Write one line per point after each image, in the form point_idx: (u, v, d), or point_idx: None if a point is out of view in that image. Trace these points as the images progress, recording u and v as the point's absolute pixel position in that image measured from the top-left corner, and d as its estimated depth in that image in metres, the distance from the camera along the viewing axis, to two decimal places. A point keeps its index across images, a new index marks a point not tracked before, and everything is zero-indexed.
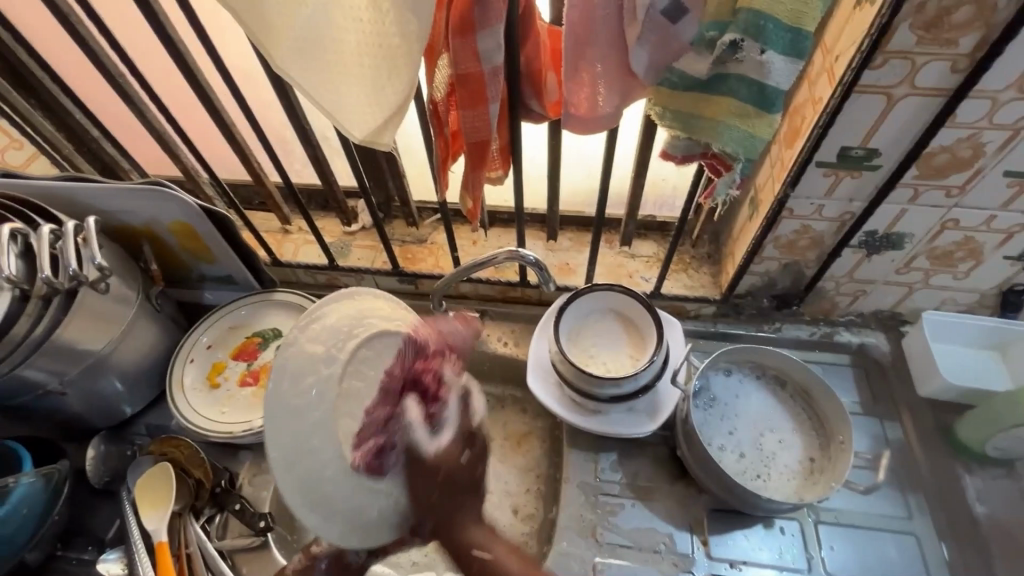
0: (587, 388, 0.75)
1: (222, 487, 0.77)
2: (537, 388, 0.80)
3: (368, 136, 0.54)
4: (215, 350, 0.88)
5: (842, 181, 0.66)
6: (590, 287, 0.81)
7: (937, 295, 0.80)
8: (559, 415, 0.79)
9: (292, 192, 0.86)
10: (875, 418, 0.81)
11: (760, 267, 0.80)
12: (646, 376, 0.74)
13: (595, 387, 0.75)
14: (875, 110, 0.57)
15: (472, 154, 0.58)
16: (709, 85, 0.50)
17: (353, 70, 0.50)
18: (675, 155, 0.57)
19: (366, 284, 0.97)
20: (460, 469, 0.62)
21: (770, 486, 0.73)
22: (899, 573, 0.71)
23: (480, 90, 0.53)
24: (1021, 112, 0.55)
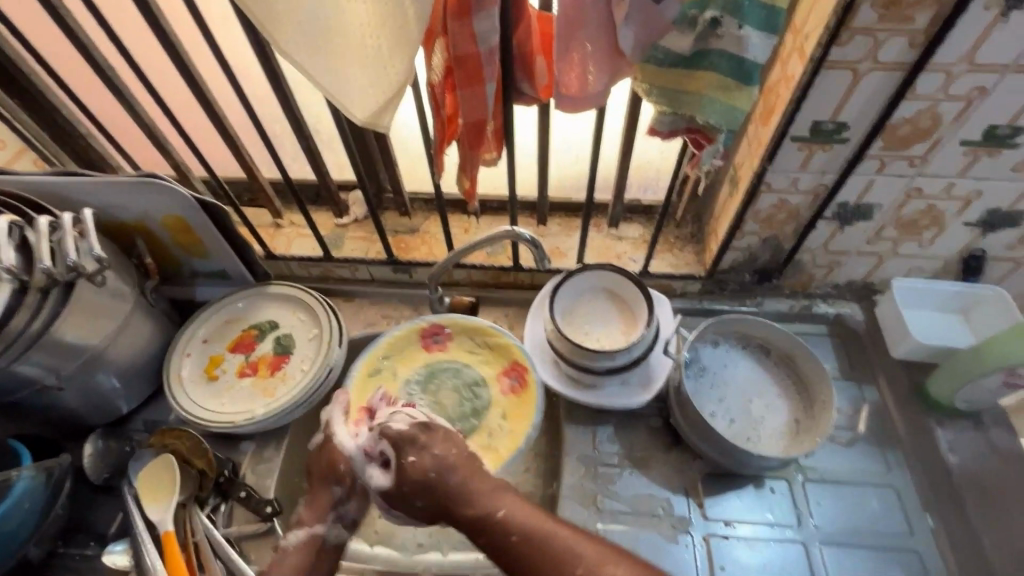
0: (583, 363, 0.78)
1: (226, 477, 0.78)
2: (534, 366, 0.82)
3: (371, 117, 0.56)
4: (210, 344, 0.89)
5: (815, 155, 0.70)
6: (581, 268, 0.84)
7: (905, 264, 0.86)
8: (556, 391, 0.82)
9: (287, 184, 0.88)
10: (854, 382, 0.86)
11: (742, 243, 0.84)
12: (639, 350, 0.77)
13: (591, 362, 0.77)
14: (843, 85, 0.62)
15: (468, 134, 0.61)
16: (691, 60, 0.54)
17: (355, 54, 0.52)
18: (660, 131, 0.60)
19: (360, 275, 0.99)
20: (426, 479, 0.63)
21: (759, 447, 0.76)
22: (881, 524, 0.75)
23: (477, 71, 0.55)
24: (972, 84, 0.60)
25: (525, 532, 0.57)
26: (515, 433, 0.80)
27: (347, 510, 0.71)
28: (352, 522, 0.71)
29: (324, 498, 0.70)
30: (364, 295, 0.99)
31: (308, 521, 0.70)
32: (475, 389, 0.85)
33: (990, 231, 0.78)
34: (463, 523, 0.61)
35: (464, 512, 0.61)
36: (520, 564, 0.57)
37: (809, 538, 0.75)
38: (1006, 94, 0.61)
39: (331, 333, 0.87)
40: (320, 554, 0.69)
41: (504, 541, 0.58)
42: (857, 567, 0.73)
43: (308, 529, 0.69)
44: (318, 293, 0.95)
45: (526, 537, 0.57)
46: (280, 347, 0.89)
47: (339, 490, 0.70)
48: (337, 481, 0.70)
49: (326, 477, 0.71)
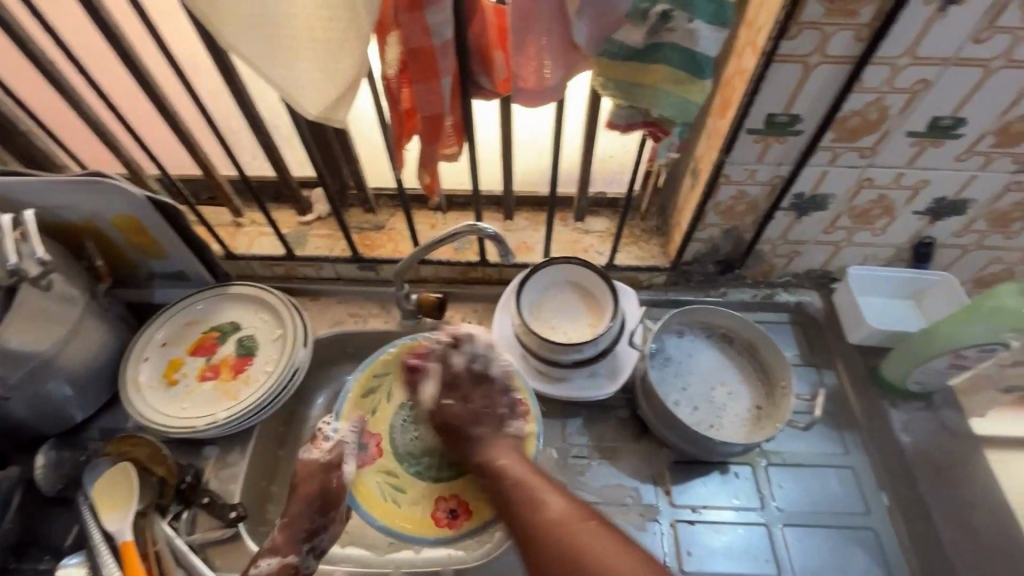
0: (551, 357, 0.78)
1: (188, 483, 0.76)
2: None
3: (324, 112, 0.55)
4: (170, 347, 0.86)
5: (771, 147, 0.72)
6: (547, 262, 0.84)
7: (860, 252, 0.88)
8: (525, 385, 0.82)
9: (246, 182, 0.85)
10: (813, 367, 0.89)
11: (704, 234, 0.86)
12: (606, 341, 0.78)
13: (558, 355, 0.78)
14: (795, 77, 0.63)
15: (426, 128, 0.60)
16: (644, 54, 0.54)
17: (305, 49, 0.51)
18: (618, 124, 0.60)
19: (325, 274, 0.97)
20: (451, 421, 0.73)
21: (722, 434, 0.78)
22: (839, 503, 0.78)
23: (431, 64, 0.54)
24: (916, 77, 0.62)
25: (515, 477, 0.66)
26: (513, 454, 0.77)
27: (321, 540, 0.72)
28: (321, 551, 0.73)
29: (300, 525, 0.71)
30: (330, 294, 0.97)
31: (280, 549, 0.70)
32: None
33: (938, 219, 0.81)
34: (473, 466, 0.71)
35: (474, 458, 0.71)
36: (505, 507, 0.65)
37: (772, 519, 0.77)
38: (948, 85, 0.63)
39: (295, 333, 0.85)
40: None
41: (500, 484, 0.67)
42: (818, 546, 0.75)
43: (281, 558, 0.70)
44: (282, 293, 0.93)
45: (513, 484, 0.66)
46: (243, 348, 0.87)
47: (320, 520, 0.72)
48: (320, 510, 0.72)
49: (310, 502, 0.72)
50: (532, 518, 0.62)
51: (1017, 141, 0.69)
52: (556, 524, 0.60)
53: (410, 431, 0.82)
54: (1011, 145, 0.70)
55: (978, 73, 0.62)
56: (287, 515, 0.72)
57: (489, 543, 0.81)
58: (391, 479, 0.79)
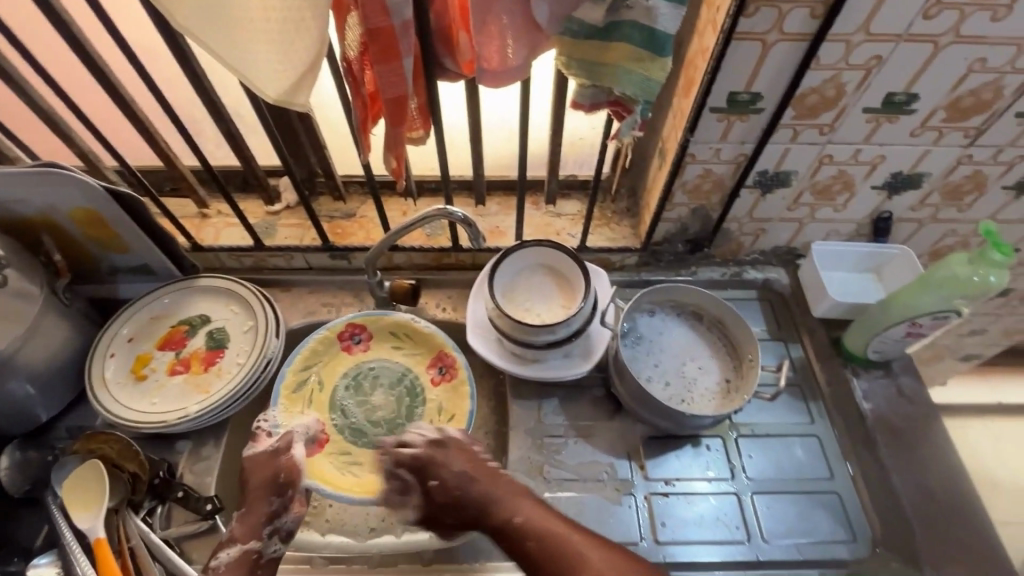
0: (524, 339, 0.79)
1: (161, 478, 0.75)
2: (476, 344, 0.83)
3: (283, 95, 0.54)
4: (137, 343, 0.84)
5: (734, 125, 0.73)
6: (520, 245, 0.85)
7: (823, 228, 0.91)
8: (500, 367, 0.83)
9: (209, 172, 0.83)
10: (780, 341, 0.91)
11: (673, 214, 0.87)
12: (579, 322, 0.78)
13: (532, 337, 0.78)
14: (754, 56, 0.64)
15: (390, 111, 0.59)
16: (605, 32, 0.54)
17: (260, 31, 0.50)
18: (583, 104, 0.61)
19: (296, 264, 0.96)
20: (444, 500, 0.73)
21: (693, 407, 0.80)
22: (805, 470, 0.81)
23: (392, 45, 0.54)
24: (870, 53, 0.64)
25: (541, 538, 0.66)
26: (457, 410, 0.86)
27: (284, 522, 0.72)
28: (287, 534, 0.72)
29: (258, 511, 0.71)
30: (302, 283, 0.96)
31: (241, 537, 0.70)
32: (406, 379, 0.91)
33: (895, 193, 0.84)
34: (488, 529, 0.70)
35: (486, 520, 0.70)
36: (536, 566, 0.66)
37: (742, 488, 0.79)
38: (900, 61, 0.65)
39: (267, 324, 0.85)
40: (254, 567, 0.69)
41: (524, 548, 0.67)
42: (785, 511, 0.78)
43: (242, 545, 0.70)
44: (252, 284, 0.91)
45: (542, 544, 0.66)
46: (213, 341, 0.86)
47: (278, 501, 0.72)
48: (277, 492, 0.73)
49: (265, 488, 0.73)
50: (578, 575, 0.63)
51: (968, 115, 0.71)
52: None
53: (350, 413, 0.89)
54: (962, 119, 0.72)
55: (929, 49, 0.64)
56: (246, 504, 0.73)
57: None
58: (344, 457, 0.85)
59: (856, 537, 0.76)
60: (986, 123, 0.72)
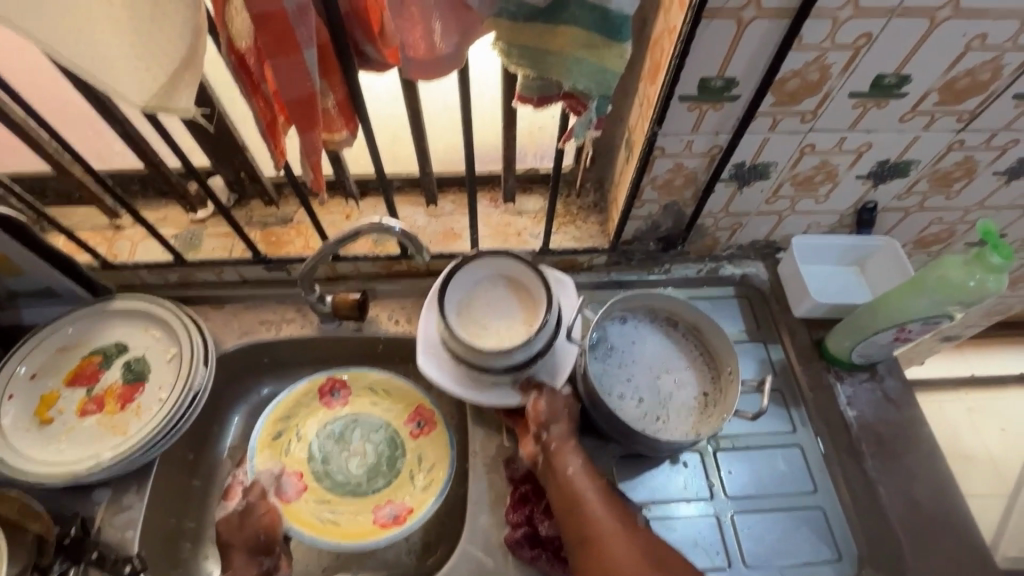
0: (482, 365, 0.70)
1: (72, 538, 0.68)
2: (428, 368, 0.74)
3: (154, 99, 0.44)
4: (40, 380, 0.74)
5: (707, 114, 0.64)
6: (475, 255, 0.75)
7: (804, 220, 0.84)
8: (455, 393, 0.74)
9: (97, 177, 0.71)
10: (760, 343, 0.85)
11: (643, 211, 0.79)
12: (541, 344, 0.70)
13: (488, 362, 0.70)
14: (727, 36, 0.56)
15: (297, 114, 0.49)
16: (549, 13, 0.45)
17: (102, 21, 0.39)
18: (531, 98, 0.52)
19: (228, 278, 0.86)
20: (541, 436, 0.69)
21: (669, 426, 0.74)
22: (788, 484, 0.76)
23: (287, 35, 0.43)
24: (859, 31, 0.56)
25: (598, 487, 0.65)
26: (438, 464, 0.80)
27: None
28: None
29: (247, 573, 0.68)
30: (235, 299, 0.85)
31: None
32: (384, 431, 0.83)
33: (881, 182, 0.77)
34: (547, 447, 0.68)
35: (555, 443, 0.68)
36: (573, 494, 0.64)
37: (721, 508, 0.74)
38: (891, 40, 0.57)
39: (192, 352, 0.75)
40: None
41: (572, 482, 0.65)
42: (768, 531, 0.73)
43: None
44: (175, 303, 0.81)
45: (593, 489, 0.65)
46: (131, 374, 0.76)
47: (267, 560, 0.69)
48: (264, 551, 0.70)
49: (250, 547, 0.69)
50: (603, 527, 0.61)
51: (962, 98, 0.64)
52: (617, 538, 0.60)
53: (330, 459, 0.81)
54: (956, 103, 0.65)
55: (925, 24, 0.55)
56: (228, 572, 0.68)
57: (432, 558, 0.79)
58: (324, 504, 0.78)
59: (841, 556, 0.72)
60: (981, 105, 0.65)
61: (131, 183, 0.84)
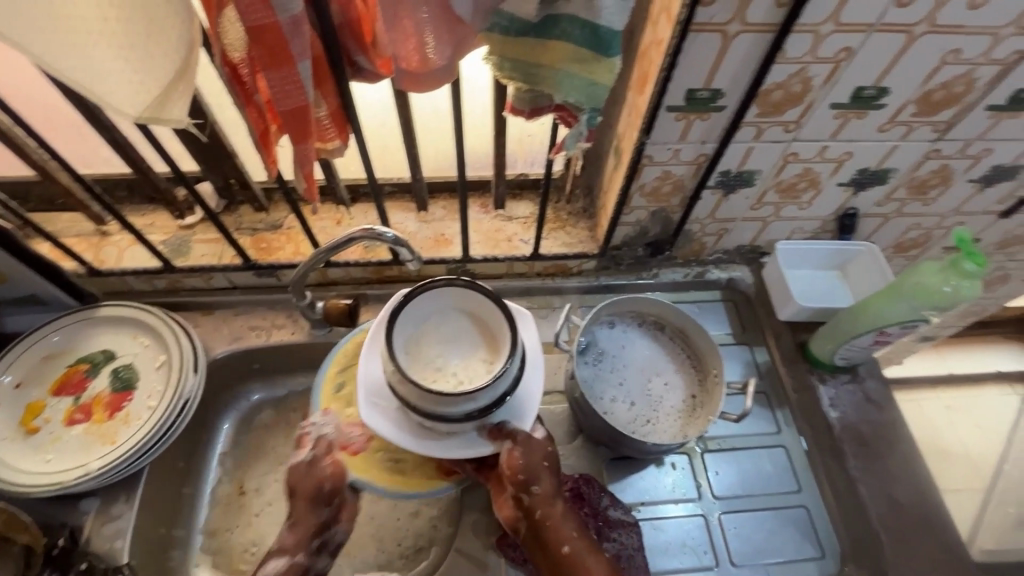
0: (439, 410, 0.61)
1: (61, 548, 0.67)
2: (371, 419, 0.65)
3: (147, 111, 0.44)
4: (26, 389, 0.73)
5: (693, 124, 0.66)
6: (424, 286, 0.66)
7: (788, 226, 0.86)
8: (409, 446, 0.65)
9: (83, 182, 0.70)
10: (745, 345, 0.87)
11: (632, 217, 0.81)
12: (506, 386, 0.62)
13: (446, 409, 0.61)
14: (713, 49, 0.57)
15: (290, 125, 0.49)
16: (541, 27, 0.46)
17: (95, 36, 0.39)
18: (522, 110, 0.52)
19: (217, 284, 0.85)
20: (525, 497, 0.66)
21: (658, 430, 0.75)
22: (774, 484, 0.78)
23: (282, 47, 0.44)
24: (839, 45, 0.57)
25: (593, 554, 0.63)
26: None
27: (334, 534, 0.66)
28: (337, 545, 0.67)
29: (307, 521, 0.65)
30: (225, 305, 0.85)
31: (290, 548, 0.63)
32: None
33: (862, 189, 0.79)
34: (535, 515, 0.65)
35: (542, 511, 0.65)
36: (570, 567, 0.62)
37: (709, 509, 0.76)
38: (870, 55, 0.59)
39: (182, 359, 0.74)
40: None
41: (568, 554, 0.63)
42: (754, 531, 0.75)
43: (291, 557, 0.62)
44: (165, 310, 0.80)
45: (589, 557, 0.63)
46: (119, 382, 0.75)
47: (328, 512, 0.66)
48: (326, 501, 0.66)
49: (311, 497, 0.66)
50: None
51: (938, 109, 0.66)
52: None
53: None
54: (932, 113, 0.67)
55: (903, 39, 0.57)
56: (291, 516, 0.66)
57: (424, 562, 0.79)
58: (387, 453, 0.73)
59: (825, 553, 0.74)
60: (956, 116, 0.68)
61: (116, 188, 0.82)
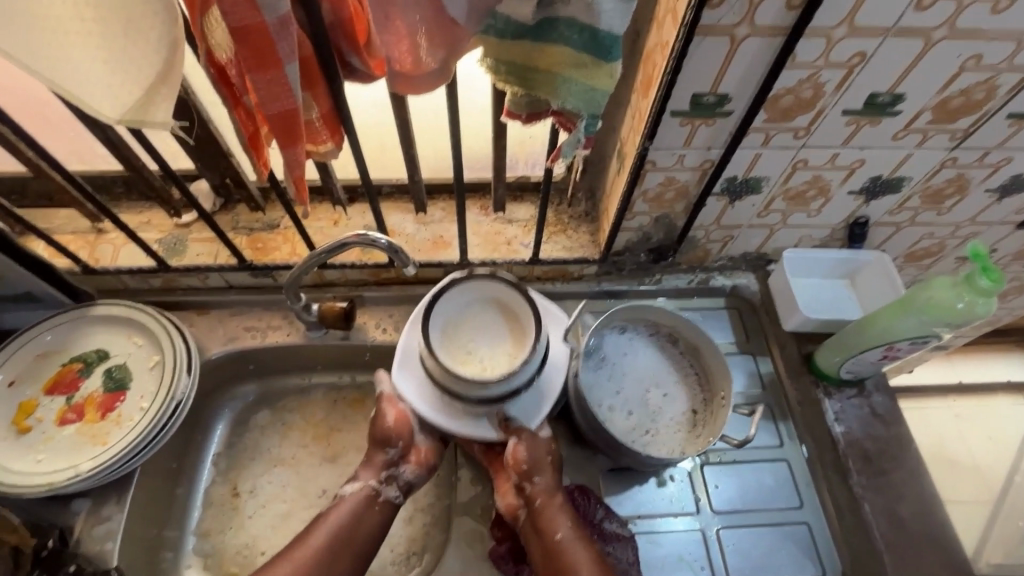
0: (455, 388, 0.65)
1: (50, 549, 0.67)
2: (399, 380, 0.71)
3: (131, 114, 0.42)
4: (19, 387, 0.73)
5: (699, 130, 0.64)
6: (469, 276, 0.69)
7: (796, 233, 0.84)
8: (427, 414, 0.70)
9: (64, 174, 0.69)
10: (749, 355, 0.85)
11: (634, 223, 0.79)
12: (520, 379, 0.65)
13: (461, 387, 0.65)
14: (720, 53, 0.55)
15: (278, 129, 0.48)
16: (537, 30, 0.44)
17: (76, 38, 0.38)
18: (519, 114, 0.51)
19: (212, 283, 0.84)
20: (526, 487, 0.68)
21: (654, 443, 0.73)
22: (774, 499, 0.76)
23: (268, 49, 0.42)
24: (852, 50, 0.55)
25: (582, 546, 0.66)
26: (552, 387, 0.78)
27: (403, 472, 0.72)
28: (406, 484, 0.72)
29: (377, 457, 0.72)
30: (221, 305, 0.84)
31: (364, 476, 0.71)
32: None
33: (873, 198, 0.77)
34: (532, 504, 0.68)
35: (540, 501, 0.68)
36: (559, 557, 0.65)
37: (707, 523, 0.74)
38: (884, 61, 0.56)
39: (175, 359, 0.73)
40: (373, 507, 0.70)
41: (558, 543, 0.66)
42: (753, 547, 0.73)
43: (363, 483, 0.71)
44: (158, 309, 0.80)
45: (578, 549, 0.66)
46: (112, 382, 0.74)
47: (393, 451, 0.71)
48: (390, 444, 0.71)
49: (378, 438, 0.72)
50: None
51: (955, 116, 0.64)
52: None
53: None
54: (949, 121, 0.64)
55: (920, 44, 0.55)
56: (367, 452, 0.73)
57: (416, 569, 0.78)
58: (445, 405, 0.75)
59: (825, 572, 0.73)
60: (975, 124, 0.65)
61: (113, 185, 0.82)
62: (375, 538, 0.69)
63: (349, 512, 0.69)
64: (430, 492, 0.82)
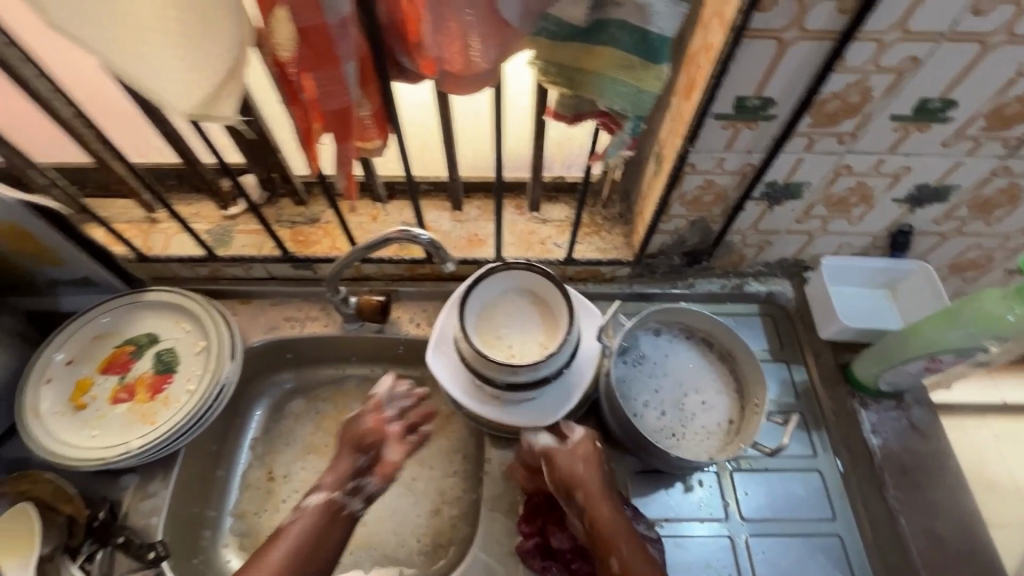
0: (487, 372, 0.66)
1: (100, 521, 0.70)
2: (430, 360, 0.73)
3: (199, 108, 0.45)
4: (76, 366, 0.77)
5: (741, 133, 0.64)
6: (507, 265, 0.70)
7: (836, 241, 0.82)
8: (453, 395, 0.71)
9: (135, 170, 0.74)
10: (783, 363, 0.84)
11: (669, 225, 0.79)
12: (550, 369, 0.66)
13: (492, 372, 0.66)
14: (767, 57, 0.55)
15: (335, 125, 0.50)
16: (587, 32, 0.45)
17: (152, 35, 0.40)
18: (564, 115, 0.52)
19: (255, 274, 0.87)
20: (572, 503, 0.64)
21: (684, 445, 0.73)
22: (806, 510, 0.75)
23: (329, 48, 0.44)
24: (903, 55, 0.54)
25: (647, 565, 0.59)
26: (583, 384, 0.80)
27: (367, 483, 0.67)
28: (369, 497, 0.67)
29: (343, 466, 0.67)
30: (263, 295, 0.87)
31: (328, 486, 0.66)
32: None
33: (919, 206, 0.75)
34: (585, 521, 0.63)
35: (593, 518, 0.62)
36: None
37: (736, 530, 0.73)
38: (936, 66, 0.55)
39: (221, 345, 0.77)
40: (332, 522, 0.64)
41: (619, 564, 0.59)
42: (782, 556, 0.72)
43: (330, 492, 0.65)
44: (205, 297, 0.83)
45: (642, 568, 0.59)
46: (161, 364, 0.78)
47: (364, 458, 0.68)
48: (364, 449, 0.69)
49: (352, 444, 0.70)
50: None
51: (1010, 124, 0.62)
52: None
53: None
54: (1002, 129, 0.63)
55: (976, 49, 0.54)
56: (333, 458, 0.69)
57: (443, 560, 0.79)
58: None
59: None
60: None
61: (167, 177, 0.86)
62: (332, 553, 0.62)
63: (308, 525, 0.62)
64: (457, 485, 0.84)
